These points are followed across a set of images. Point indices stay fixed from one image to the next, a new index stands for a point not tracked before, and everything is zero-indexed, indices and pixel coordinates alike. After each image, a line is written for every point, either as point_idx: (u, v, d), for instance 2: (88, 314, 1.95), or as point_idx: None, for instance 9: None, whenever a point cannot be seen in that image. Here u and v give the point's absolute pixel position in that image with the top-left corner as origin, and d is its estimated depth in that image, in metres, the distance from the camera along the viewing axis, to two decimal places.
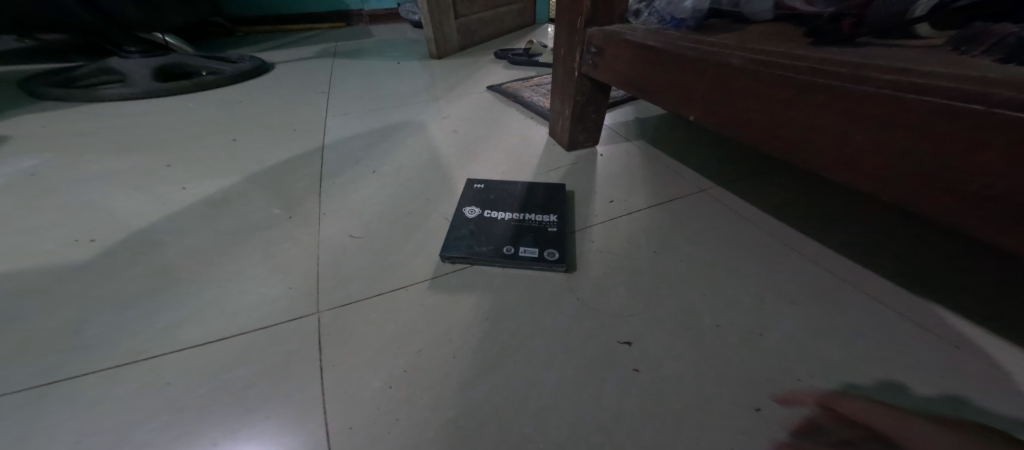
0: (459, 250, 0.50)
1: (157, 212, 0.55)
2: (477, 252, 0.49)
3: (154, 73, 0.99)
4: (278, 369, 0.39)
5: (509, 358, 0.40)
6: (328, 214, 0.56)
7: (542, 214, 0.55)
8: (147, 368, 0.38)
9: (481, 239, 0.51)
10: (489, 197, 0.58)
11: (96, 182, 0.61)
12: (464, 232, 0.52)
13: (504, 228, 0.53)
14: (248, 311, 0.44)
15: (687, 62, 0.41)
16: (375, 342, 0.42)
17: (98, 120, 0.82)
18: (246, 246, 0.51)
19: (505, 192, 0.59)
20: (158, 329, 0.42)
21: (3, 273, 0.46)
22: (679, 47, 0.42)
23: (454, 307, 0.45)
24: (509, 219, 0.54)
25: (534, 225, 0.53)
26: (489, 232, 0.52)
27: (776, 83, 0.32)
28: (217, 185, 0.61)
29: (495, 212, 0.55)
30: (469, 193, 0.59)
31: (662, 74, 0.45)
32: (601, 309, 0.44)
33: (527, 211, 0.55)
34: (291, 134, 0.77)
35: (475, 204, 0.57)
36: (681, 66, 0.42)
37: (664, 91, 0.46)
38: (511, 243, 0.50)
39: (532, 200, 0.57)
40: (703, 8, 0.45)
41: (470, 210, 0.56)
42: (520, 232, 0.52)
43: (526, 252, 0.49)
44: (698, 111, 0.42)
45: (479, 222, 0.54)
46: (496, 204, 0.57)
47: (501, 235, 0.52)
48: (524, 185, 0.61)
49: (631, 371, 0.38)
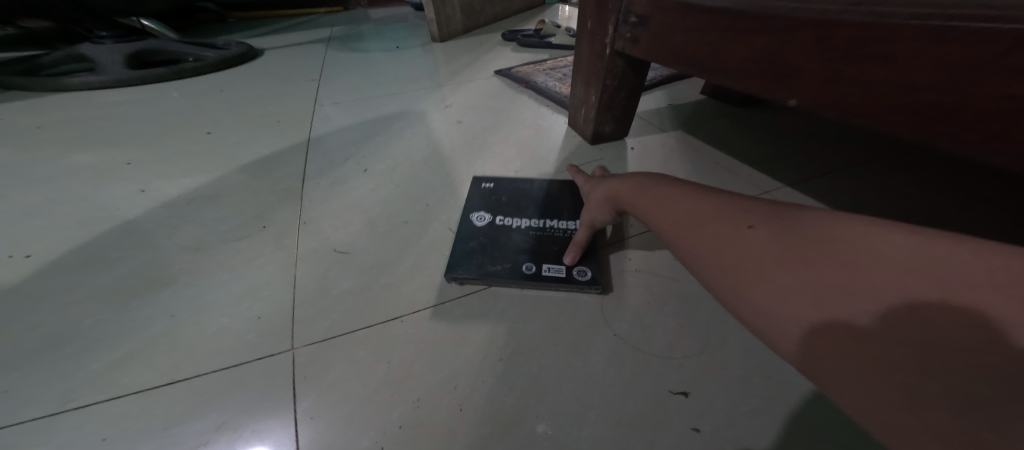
0: (467, 268, 0.41)
1: (111, 218, 0.46)
2: (490, 272, 0.41)
3: (129, 60, 0.90)
4: (242, 424, 0.30)
5: (531, 412, 0.31)
6: (311, 222, 0.48)
7: (566, 221, 0.46)
8: (73, 420, 0.29)
9: (493, 255, 0.42)
10: (500, 199, 0.49)
11: (45, 183, 0.52)
12: (472, 244, 0.44)
13: (521, 239, 0.44)
14: (207, 343, 0.35)
15: (785, 25, 0.31)
16: (361, 389, 0.33)
17: (62, 110, 0.73)
18: (211, 261, 0.42)
19: (518, 193, 0.50)
20: (91, 368, 0.32)
21: None
22: (775, 5, 0.32)
23: (462, 344, 0.36)
24: (526, 227, 0.45)
25: (557, 234, 0.44)
26: (504, 243, 0.43)
27: (926, 41, 0.23)
28: (185, 186, 0.52)
29: (509, 219, 0.47)
30: (478, 194, 0.50)
31: (743, 43, 0.35)
32: (646, 349, 0.35)
33: (547, 217, 0.46)
34: (275, 127, 0.68)
35: (483, 208, 0.48)
36: (783, 32, 0.31)
37: (743, 67, 0.36)
38: (530, 259, 0.42)
39: (552, 203, 0.49)
40: None
41: (478, 217, 0.47)
42: (541, 243, 0.43)
43: (552, 271, 0.41)
44: (800, 91, 0.32)
45: (490, 231, 0.45)
46: (509, 208, 0.48)
47: (519, 250, 0.43)
48: (542, 183, 0.52)
49: (689, 431, 0.30)
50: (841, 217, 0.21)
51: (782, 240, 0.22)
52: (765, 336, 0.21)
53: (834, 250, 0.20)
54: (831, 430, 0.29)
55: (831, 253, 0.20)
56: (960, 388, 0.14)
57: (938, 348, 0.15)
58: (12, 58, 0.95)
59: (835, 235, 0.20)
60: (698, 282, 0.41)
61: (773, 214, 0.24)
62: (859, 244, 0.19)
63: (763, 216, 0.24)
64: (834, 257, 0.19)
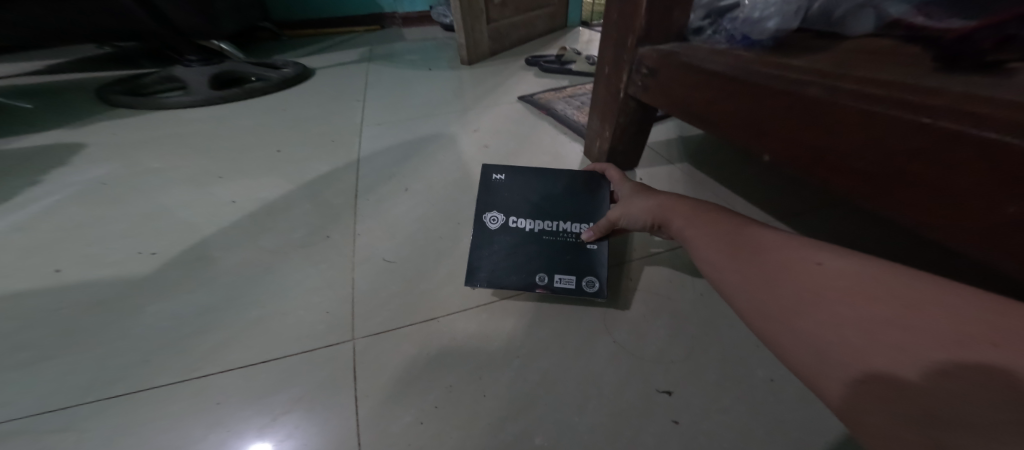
0: (484, 273, 0.48)
1: (208, 224, 0.56)
2: (507, 282, 0.48)
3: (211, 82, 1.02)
4: (316, 397, 0.39)
5: (541, 402, 0.39)
6: (363, 233, 0.57)
7: (577, 225, 0.51)
8: (197, 386, 0.39)
9: (507, 264, 0.49)
10: (512, 196, 0.53)
11: (149, 190, 0.62)
12: (489, 248, 0.50)
13: (534, 246, 0.50)
14: (290, 332, 0.44)
15: (764, 92, 0.38)
16: (405, 375, 0.41)
17: (152, 123, 0.84)
18: (289, 265, 0.51)
19: (529, 189, 0.53)
20: (207, 348, 0.42)
21: (71, 284, 0.46)
22: (757, 74, 0.38)
23: (486, 342, 0.44)
24: (539, 232, 0.51)
25: (569, 240, 0.50)
26: (517, 247, 0.50)
27: (867, 122, 0.29)
28: (262, 199, 0.62)
29: (521, 221, 0.52)
30: (490, 188, 0.53)
31: (730, 102, 0.42)
32: (639, 354, 0.42)
33: (559, 219, 0.51)
34: (329, 146, 0.78)
35: (497, 207, 0.52)
36: (763, 97, 0.38)
37: (733, 121, 0.43)
38: (542, 269, 0.49)
39: (562, 202, 0.52)
40: (785, 30, 0.45)
41: (492, 219, 0.52)
42: (554, 251, 0.49)
43: (562, 281, 0.48)
44: (776, 149, 0.39)
45: (504, 234, 0.51)
46: (523, 207, 0.52)
47: (533, 260, 0.49)
48: (556, 172, 0.55)
49: (669, 423, 0.37)
50: (887, 267, 0.25)
51: (834, 278, 0.25)
52: (809, 367, 0.24)
53: (889, 291, 0.23)
54: (784, 427, 0.36)
55: (884, 292, 0.23)
56: (956, 407, 0.17)
57: (952, 378, 0.18)
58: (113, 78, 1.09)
59: (892, 278, 0.24)
60: (687, 300, 0.48)
61: (839, 253, 0.27)
62: (914, 288, 0.22)
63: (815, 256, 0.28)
64: (886, 295, 0.23)
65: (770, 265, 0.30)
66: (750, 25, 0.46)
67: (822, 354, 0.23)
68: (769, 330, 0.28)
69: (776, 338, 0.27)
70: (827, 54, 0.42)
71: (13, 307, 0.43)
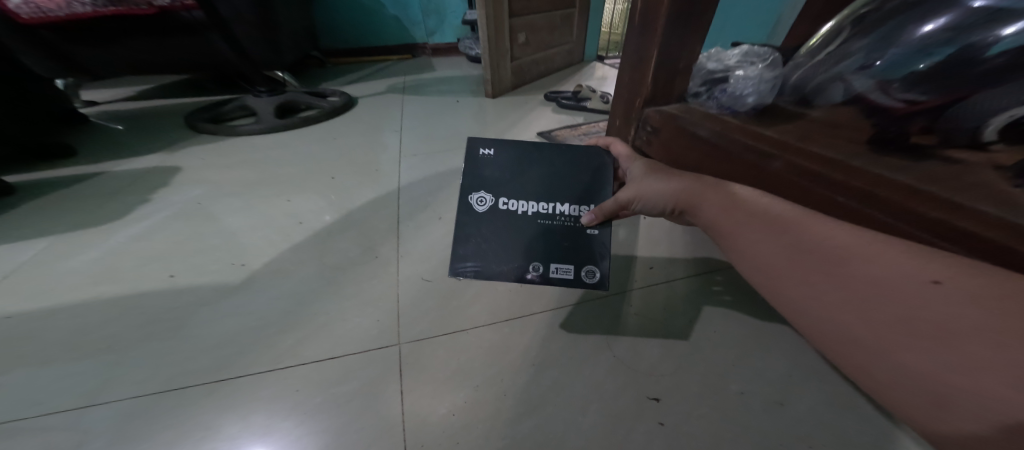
0: (475, 264, 0.54)
1: (281, 242, 0.68)
2: (503, 273, 0.54)
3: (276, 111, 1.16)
4: (372, 389, 0.49)
5: (552, 403, 0.48)
6: (406, 255, 0.68)
7: (575, 207, 0.54)
8: (282, 376, 0.50)
9: (504, 254, 0.55)
10: (501, 174, 0.54)
11: (230, 209, 0.75)
12: (478, 234, 0.55)
13: (530, 231, 0.54)
14: (349, 336, 0.55)
15: (738, 158, 0.47)
16: (442, 374, 0.51)
17: (225, 148, 0.98)
18: (347, 280, 0.63)
19: (520, 166, 0.55)
20: (288, 345, 0.53)
21: (183, 287, 0.58)
22: (734, 142, 0.47)
23: (506, 352, 0.54)
24: (532, 214, 0.54)
25: (564, 224, 0.54)
26: (511, 232, 0.54)
27: (826, 201, 0.38)
28: (322, 221, 0.74)
29: (513, 202, 0.54)
30: (477, 166, 0.55)
31: (714, 163, 0.51)
32: (634, 366, 0.51)
33: (554, 201, 0.54)
34: (373, 174, 0.90)
35: (485, 188, 0.55)
36: (740, 164, 0.47)
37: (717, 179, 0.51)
38: (539, 259, 0.55)
39: (558, 181, 0.54)
40: (763, 104, 0.51)
41: (480, 201, 0.54)
42: (552, 237, 0.54)
43: (561, 272, 0.53)
44: None
45: (495, 215, 0.55)
46: (513, 188, 0.54)
47: (531, 251, 0.54)
48: (550, 149, 0.55)
49: (657, 424, 0.45)
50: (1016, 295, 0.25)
51: (958, 308, 0.26)
52: (922, 395, 0.28)
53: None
54: (750, 432, 0.44)
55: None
56: None
57: None
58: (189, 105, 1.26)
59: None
60: (678, 324, 0.57)
61: (958, 271, 0.28)
62: None
63: (902, 283, 0.29)
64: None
65: (867, 287, 0.30)
66: (733, 99, 0.53)
67: (938, 387, 0.27)
68: (857, 359, 0.31)
69: (871, 369, 0.30)
70: (796, 124, 0.48)
71: (140, 304, 0.55)
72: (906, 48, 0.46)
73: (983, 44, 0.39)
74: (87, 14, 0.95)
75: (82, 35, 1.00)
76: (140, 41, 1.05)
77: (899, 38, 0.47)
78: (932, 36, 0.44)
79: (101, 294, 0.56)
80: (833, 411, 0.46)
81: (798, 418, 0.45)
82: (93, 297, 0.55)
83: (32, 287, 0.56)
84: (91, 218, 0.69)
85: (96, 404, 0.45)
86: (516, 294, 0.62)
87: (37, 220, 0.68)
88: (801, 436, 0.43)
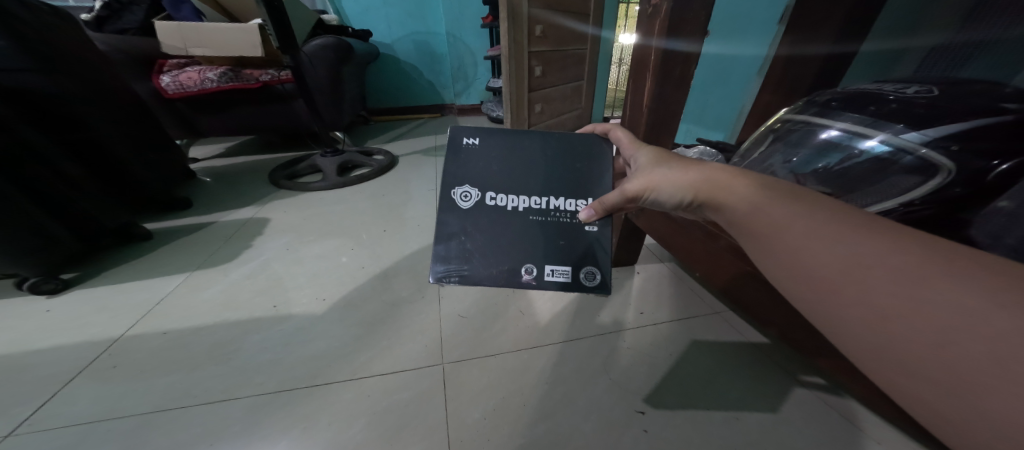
0: (459, 274, 0.59)
1: (351, 282, 0.88)
2: (496, 273, 0.59)
3: (337, 168, 1.40)
4: (424, 397, 0.65)
5: (561, 412, 0.62)
6: (446, 296, 0.87)
7: (573, 201, 0.61)
8: (358, 384, 0.66)
9: (492, 256, 0.60)
10: (485, 171, 0.62)
11: (309, 255, 0.96)
12: (468, 225, 0.61)
13: (528, 224, 0.61)
14: (405, 356, 0.72)
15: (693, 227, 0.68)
16: (475, 389, 0.66)
17: (300, 203, 1.22)
18: (404, 312, 0.81)
19: (499, 159, 0.63)
20: (362, 362, 0.70)
21: (286, 315, 0.79)
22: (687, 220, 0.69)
23: (525, 374, 0.69)
24: (530, 209, 0.61)
25: (564, 221, 0.61)
26: (508, 225, 0.61)
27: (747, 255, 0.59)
28: (382, 265, 0.94)
29: (500, 196, 0.62)
30: (465, 154, 0.63)
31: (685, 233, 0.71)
32: (627, 387, 0.66)
33: (549, 198, 0.61)
34: (416, 227, 1.11)
35: (469, 183, 0.62)
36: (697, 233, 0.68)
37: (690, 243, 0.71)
38: (532, 262, 0.60)
39: (554, 175, 0.62)
40: None
41: (466, 196, 0.61)
42: (549, 229, 0.61)
43: (561, 273, 0.60)
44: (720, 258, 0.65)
45: (482, 206, 0.61)
46: (498, 184, 0.62)
47: (531, 252, 0.60)
48: (541, 140, 0.64)
49: (642, 431, 0.59)
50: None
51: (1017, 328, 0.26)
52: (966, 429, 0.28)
53: None
54: (712, 440, 0.58)
55: None
56: None
57: None
58: (265, 164, 1.53)
59: None
60: (661, 357, 0.72)
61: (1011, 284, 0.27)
62: None
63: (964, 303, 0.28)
64: None
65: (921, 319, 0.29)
66: None
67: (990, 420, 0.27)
68: None
69: None
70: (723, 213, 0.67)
71: (258, 326, 0.76)
72: (806, 152, 0.54)
73: (851, 160, 0.50)
74: (212, 88, 1.33)
75: (205, 104, 1.39)
76: (247, 109, 1.43)
77: (802, 142, 0.55)
78: (827, 143, 0.53)
79: (229, 319, 0.77)
80: (780, 426, 0.59)
81: (749, 430, 0.59)
82: (225, 321, 0.76)
83: (183, 313, 0.78)
84: (214, 260, 0.93)
85: (229, 400, 0.63)
86: (534, 329, 0.79)
87: (177, 265, 0.91)
88: (750, 443, 0.57)
